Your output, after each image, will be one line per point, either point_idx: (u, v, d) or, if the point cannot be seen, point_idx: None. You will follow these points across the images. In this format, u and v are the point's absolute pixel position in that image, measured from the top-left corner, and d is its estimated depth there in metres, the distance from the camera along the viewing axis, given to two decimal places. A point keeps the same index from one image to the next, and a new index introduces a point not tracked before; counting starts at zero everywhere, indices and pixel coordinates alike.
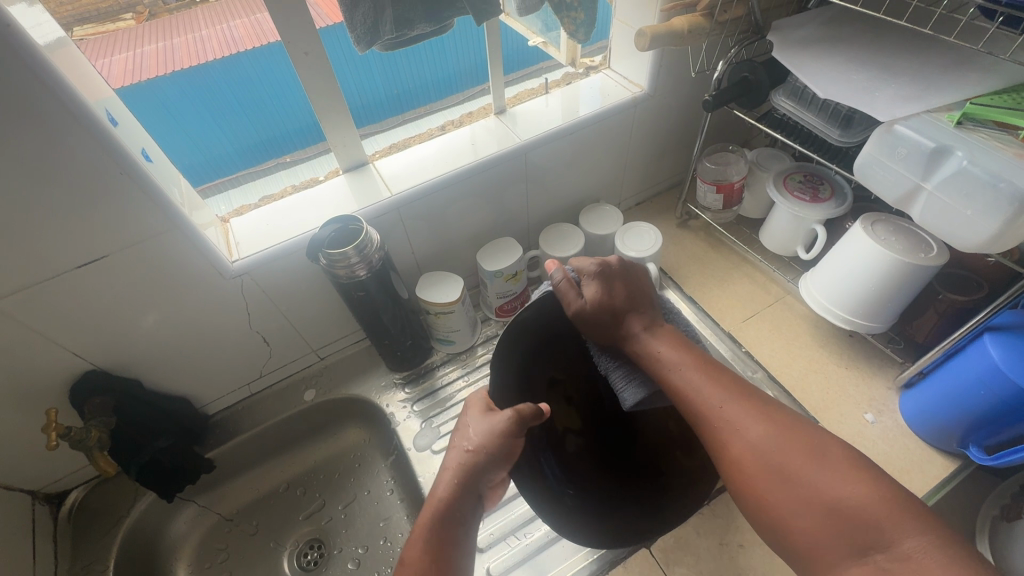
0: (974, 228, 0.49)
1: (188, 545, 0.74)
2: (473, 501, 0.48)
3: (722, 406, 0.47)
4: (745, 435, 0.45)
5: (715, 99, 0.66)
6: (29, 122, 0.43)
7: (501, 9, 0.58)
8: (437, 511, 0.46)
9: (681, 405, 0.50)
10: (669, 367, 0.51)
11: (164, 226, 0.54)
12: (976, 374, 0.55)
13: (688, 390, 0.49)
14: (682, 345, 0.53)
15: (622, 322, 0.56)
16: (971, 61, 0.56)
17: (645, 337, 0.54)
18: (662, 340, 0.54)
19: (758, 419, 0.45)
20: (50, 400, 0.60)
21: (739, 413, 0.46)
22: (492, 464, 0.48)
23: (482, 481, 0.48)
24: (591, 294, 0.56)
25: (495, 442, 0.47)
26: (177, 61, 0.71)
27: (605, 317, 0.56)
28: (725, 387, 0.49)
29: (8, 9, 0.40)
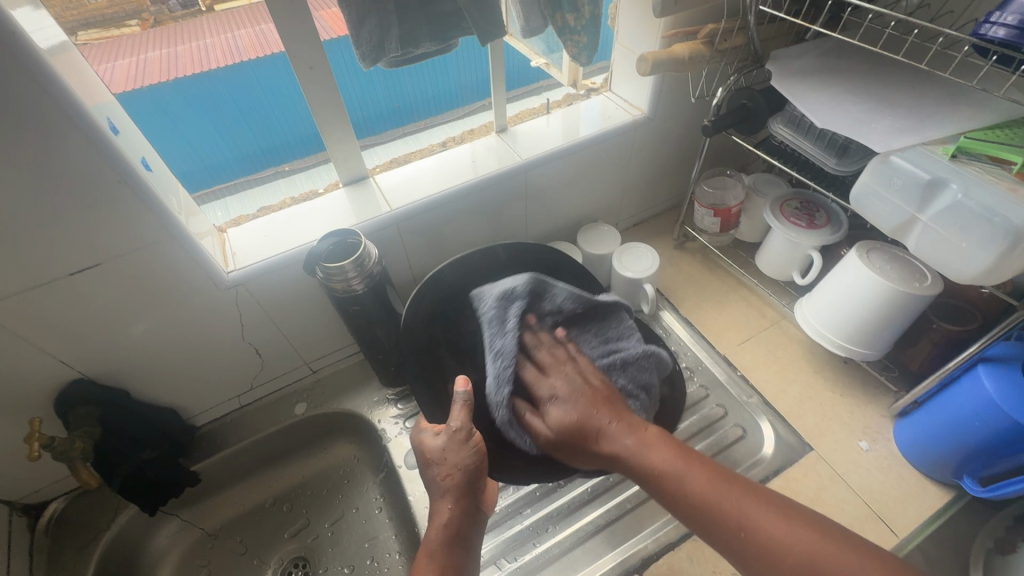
0: (969, 260, 0.50)
1: (169, 561, 0.72)
2: (471, 514, 0.48)
3: (747, 520, 0.41)
4: (784, 554, 0.39)
5: (714, 125, 0.67)
6: (21, 124, 0.42)
7: (504, 31, 0.59)
8: (444, 535, 0.46)
9: (701, 520, 0.43)
10: (671, 478, 0.44)
11: (160, 235, 0.54)
12: (972, 405, 0.55)
13: (705, 509, 0.42)
14: (685, 452, 0.46)
15: (604, 441, 0.48)
16: (966, 96, 0.57)
17: (634, 455, 0.46)
18: (658, 449, 0.46)
19: (792, 528, 0.40)
20: (34, 409, 0.59)
21: (758, 515, 0.41)
22: (473, 475, 0.49)
23: (474, 492, 0.49)
24: (557, 418, 0.50)
25: (470, 454, 0.49)
26: (181, 70, 0.72)
27: (572, 439, 0.49)
28: (744, 489, 0.42)
29: (13, 16, 0.39)
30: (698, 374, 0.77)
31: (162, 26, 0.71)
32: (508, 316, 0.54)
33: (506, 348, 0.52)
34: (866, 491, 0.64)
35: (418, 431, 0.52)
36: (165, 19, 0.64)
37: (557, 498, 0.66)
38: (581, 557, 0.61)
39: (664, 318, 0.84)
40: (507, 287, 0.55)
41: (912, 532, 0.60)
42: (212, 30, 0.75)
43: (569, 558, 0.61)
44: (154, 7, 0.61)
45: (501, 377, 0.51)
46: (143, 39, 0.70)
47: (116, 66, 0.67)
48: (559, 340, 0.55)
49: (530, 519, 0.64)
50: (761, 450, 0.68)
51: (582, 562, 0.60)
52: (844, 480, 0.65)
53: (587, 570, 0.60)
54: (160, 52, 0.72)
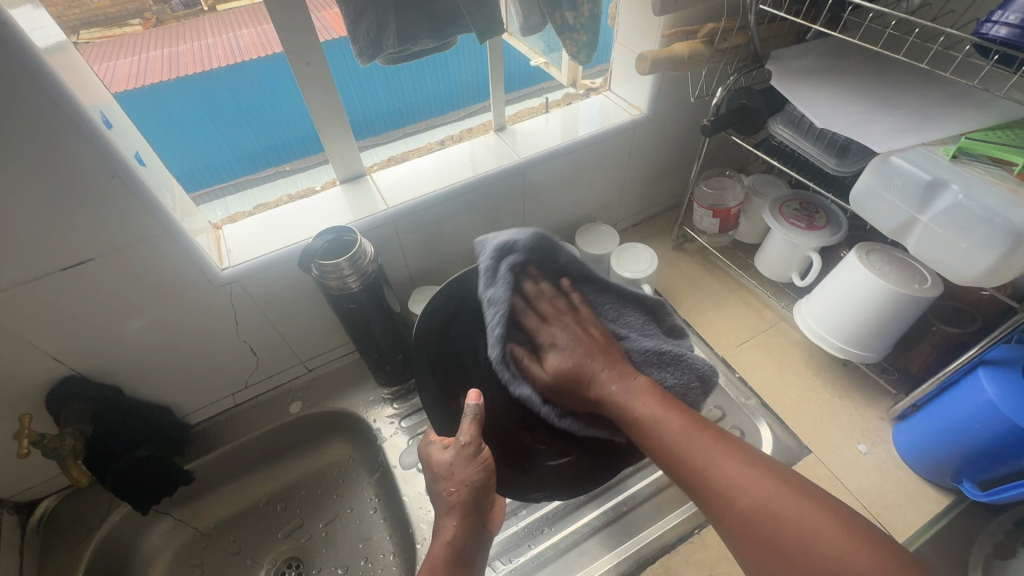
0: (969, 261, 0.49)
1: (161, 560, 0.71)
2: (476, 530, 0.47)
3: (709, 465, 0.43)
4: (739, 496, 0.41)
5: (714, 125, 0.66)
6: (14, 117, 0.42)
7: (503, 28, 0.59)
8: (447, 553, 0.45)
9: (667, 460, 0.45)
10: (648, 422, 0.47)
11: (155, 232, 0.53)
12: (971, 408, 0.55)
13: (671, 450, 0.45)
14: (666, 401, 0.48)
15: (593, 385, 0.51)
16: (967, 97, 0.57)
17: (617, 399, 0.50)
18: (641, 393, 0.49)
19: (755, 475, 0.41)
20: (25, 406, 0.59)
21: (724, 460, 0.43)
22: (479, 490, 0.48)
23: (479, 509, 0.48)
24: (554, 365, 0.53)
25: (477, 470, 0.48)
26: (183, 69, 0.70)
27: (567, 383, 0.53)
28: (715, 437, 0.44)
29: (6, 8, 0.39)
30: None
31: (164, 25, 0.68)
32: (501, 266, 0.53)
33: (501, 298, 0.52)
34: (865, 495, 0.63)
35: (428, 444, 0.52)
36: (167, 19, 0.65)
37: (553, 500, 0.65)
38: (576, 558, 0.60)
39: None
40: (506, 239, 0.53)
41: (911, 536, 0.59)
42: (215, 30, 0.72)
43: (564, 560, 0.60)
44: (155, 7, 0.61)
45: (499, 324, 0.52)
46: (145, 38, 0.67)
47: (116, 65, 0.65)
48: (562, 292, 0.57)
49: (526, 521, 0.64)
50: (758, 452, 0.68)
51: (578, 563, 0.60)
52: (842, 483, 0.64)
53: (582, 572, 0.59)
54: (161, 51, 0.69)
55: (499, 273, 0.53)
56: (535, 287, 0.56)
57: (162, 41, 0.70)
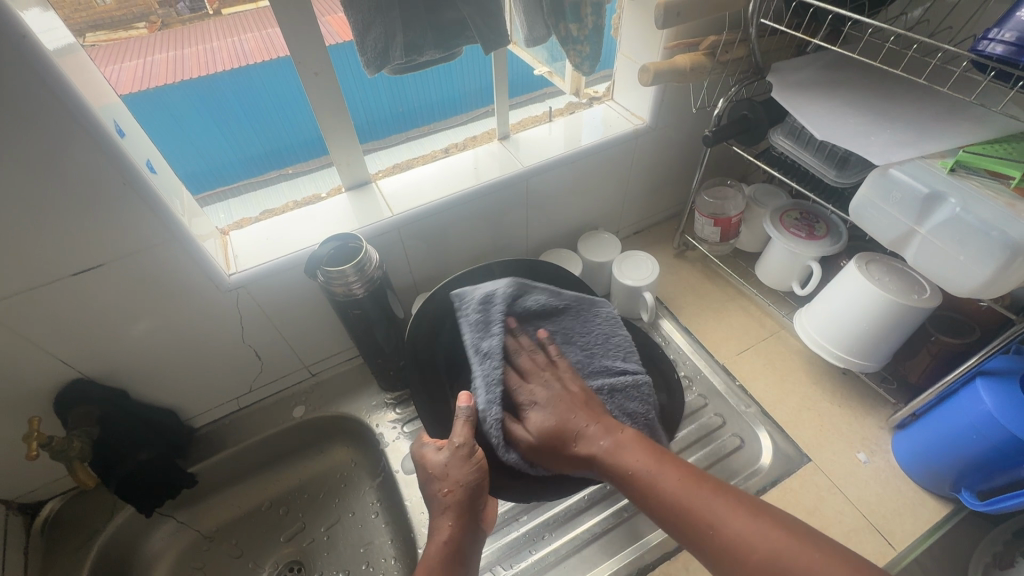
0: (967, 273, 0.50)
1: (164, 563, 0.72)
2: (471, 530, 0.48)
3: (714, 521, 0.41)
4: (753, 549, 0.39)
5: (715, 135, 0.67)
6: (28, 124, 0.42)
7: (507, 39, 0.60)
8: (442, 552, 0.46)
9: (670, 522, 0.43)
10: (645, 479, 0.45)
11: (164, 238, 0.54)
12: (969, 418, 0.55)
13: (675, 510, 0.43)
14: (659, 455, 0.47)
15: (579, 442, 0.49)
16: (966, 111, 0.58)
17: (608, 457, 0.47)
18: (630, 450, 0.47)
19: (760, 526, 0.40)
20: (34, 409, 0.59)
21: (728, 514, 0.41)
22: (474, 490, 0.49)
23: (474, 510, 0.49)
24: (536, 424, 0.50)
25: (472, 471, 0.49)
26: (188, 71, 0.72)
27: (551, 439, 0.49)
28: (713, 488, 0.43)
29: (23, 18, 0.40)
30: (696, 383, 0.77)
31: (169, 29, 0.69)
32: (492, 317, 0.54)
33: (495, 347, 0.52)
34: (864, 503, 0.63)
35: (423, 446, 0.52)
36: (172, 23, 0.64)
37: (554, 506, 0.66)
38: (577, 565, 0.61)
39: (664, 326, 0.84)
40: (488, 292, 0.55)
41: (910, 545, 0.60)
42: (221, 34, 0.76)
43: (565, 566, 0.61)
44: (162, 10, 0.61)
45: (489, 378, 0.51)
46: (152, 41, 0.68)
47: (122, 68, 0.65)
48: (540, 344, 0.55)
49: (527, 526, 0.64)
50: (758, 460, 0.68)
51: (578, 569, 0.60)
52: (841, 491, 0.64)
53: None
54: (167, 54, 0.71)
55: (484, 319, 0.54)
56: (514, 341, 0.55)
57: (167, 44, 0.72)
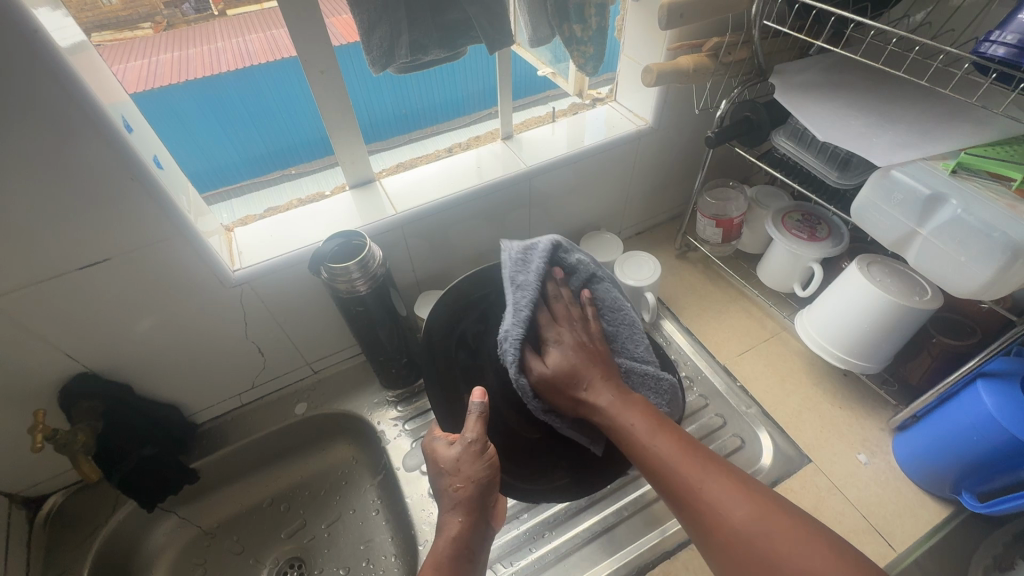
0: (968, 274, 0.50)
1: (165, 558, 0.72)
2: (480, 529, 0.48)
3: (703, 485, 0.43)
4: (732, 517, 0.41)
5: (717, 137, 0.67)
6: (38, 119, 0.43)
7: (512, 39, 0.60)
8: (451, 550, 0.45)
9: (660, 479, 0.45)
10: (641, 441, 0.47)
11: (170, 233, 0.54)
12: (969, 420, 0.55)
13: (667, 472, 0.45)
14: (660, 421, 0.48)
15: (590, 390, 0.51)
16: (967, 113, 0.58)
17: (612, 411, 0.50)
18: (636, 407, 0.49)
19: (743, 496, 0.42)
20: (39, 402, 0.60)
21: (719, 483, 0.43)
22: (485, 487, 0.49)
23: (484, 507, 0.49)
24: (555, 360, 0.53)
25: (483, 468, 0.49)
26: (192, 72, 0.72)
27: (563, 376, 0.52)
28: (706, 459, 0.45)
29: (35, 14, 0.40)
30: (698, 384, 0.77)
31: (173, 29, 0.68)
32: (532, 260, 0.57)
33: (530, 283, 0.55)
34: (864, 504, 0.63)
35: (433, 441, 0.52)
36: (179, 23, 0.65)
37: (554, 504, 0.66)
38: (577, 563, 0.61)
39: (665, 327, 0.85)
40: (530, 240, 0.58)
41: (911, 547, 0.60)
42: (224, 34, 0.75)
43: (565, 564, 0.61)
44: (167, 11, 0.61)
45: (518, 306, 0.54)
46: (156, 41, 0.67)
47: (128, 67, 0.64)
48: (578, 300, 0.59)
49: (527, 524, 0.64)
50: (759, 461, 0.68)
51: (578, 568, 0.60)
52: (841, 492, 0.65)
53: None
54: (171, 54, 0.70)
55: (526, 257, 0.57)
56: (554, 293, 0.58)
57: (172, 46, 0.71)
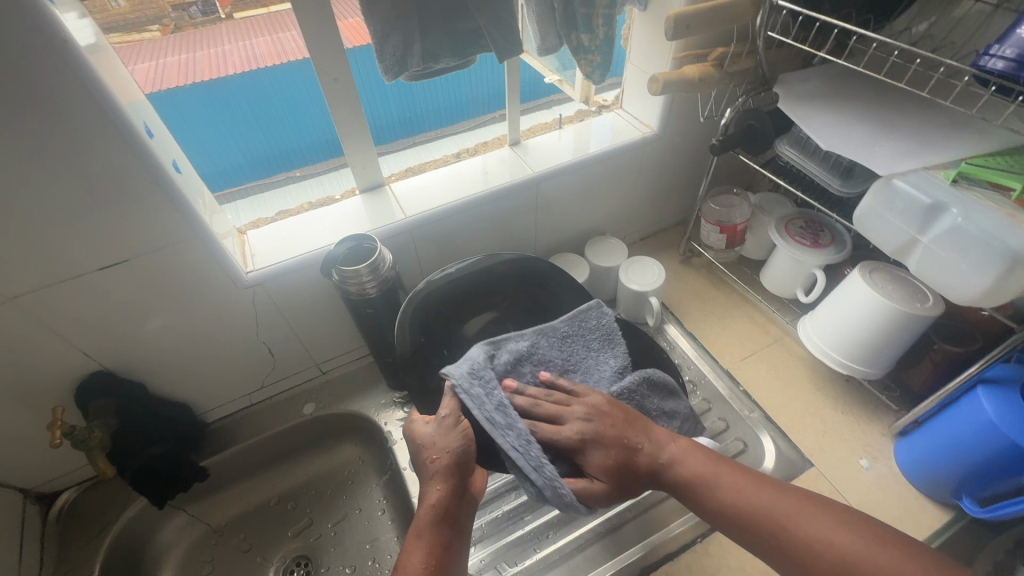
0: (969, 282, 0.51)
1: (174, 555, 0.73)
2: (462, 496, 0.48)
3: (780, 515, 0.44)
4: (816, 540, 0.43)
5: (721, 145, 0.69)
6: (65, 124, 0.44)
7: (521, 48, 0.62)
8: (432, 516, 0.45)
9: (742, 522, 0.46)
10: (709, 486, 0.47)
11: (187, 235, 0.56)
12: (971, 425, 0.56)
13: (746, 511, 0.46)
14: (715, 459, 0.50)
15: (640, 458, 0.50)
16: (968, 124, 0.59)
17: (673, 463, 0.49)
18: (690, 451, 0.50)
19: (818, 517, 0.44)
20: (56, 399, 0.61)
21: (791, 509, 0.45)
22: (462, 456, 0.49)
23: (462, 476, 0.49)
24: (599, 464, 0.49)
25: (457, 439, 0.49)
26: (199, 74, 0.70)
27: (607, 454, 0.49)
28: (776, 489, 0.46)
29: (65, 22, 0.42)
30: (701, 388, 0.78)
31: (181, 32, 0.72)
32: (489, 382, 0.52)
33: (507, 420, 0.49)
34: (866, 509, 0.64)
35: (412, 422, 0.53)
36: (185, 26, 0.68)
37: (559, 505, 0.67)
38: (581, 564, 0.62)
39: (669, 331, 0.85)
40: (471, 363, 0.54)
41: None
42: (232, 37, 0.77)
43: (569, 565, 0.62)
44: (175, 13, 0.63)
45: (520, 446, 0.48)
46: (163, 44, 0.71)
47: (135, 67, 0.64)
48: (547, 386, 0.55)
49: (531, 525, 0.65)
50: (762, 464, 0.69)
51: (582, 568, 0.61)
52: (843, 497, 0.65)
53: None
54: (178, 57, 0.72)
55: (482, 379, 0.52)
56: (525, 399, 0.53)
57: (180, 47, 0.73)
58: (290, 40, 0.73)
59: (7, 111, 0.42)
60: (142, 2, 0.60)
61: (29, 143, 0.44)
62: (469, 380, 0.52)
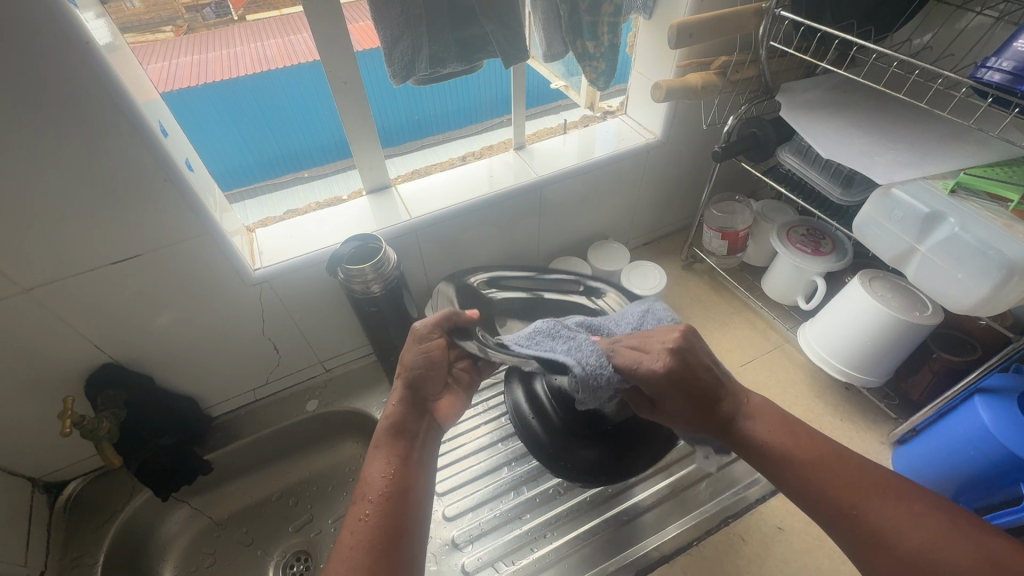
0: (966, 291, 0.51)
1: (177, 547, 0.74)
2: (416, 411, 0.51)
3: (847, 489, 0.42)
4: (886, 518, 0.40)
5: (724, 152, 0.69)
6: (84, 122, 0.46)
7: (527, 54, 0.63)
8: (388, 426, 0.48)
9: (806, 490, 0.44)
10: (781, 451, 0.46)
11: (197, 232, 0.57)
12: (969, 433, 0.56)
13: (813, 480, 0.44)
14: (787, 423, 0.47)
15: (715, 409, 0.48)
16: (968, 134, 0.59)
17: (745, 422, 0.48)
18: (762, 418, 0.48)
19: (888, 495, 0.42)
20: (66, 390, 0.63)
21: (858, 482, 0.43)
22: (421, 374, 0.52)
23: (422, 394, 0.52)
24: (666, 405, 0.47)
25: (417, 356, 0.52)
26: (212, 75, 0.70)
27: (684, 391, 0.46)
28: (845, 461, 0.44)
29: (85, 24, 0.43)
30: None
31: (194, 32, 0.72)
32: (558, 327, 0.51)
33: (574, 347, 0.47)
34: None
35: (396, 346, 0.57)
36: (198, 27, 0.69)
37: (556, 505, 0.67)
38: (577, 564, 0.62)
39: None
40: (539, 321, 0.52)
41: None
42: (244, 38, 0.76)
43: (566, 565, 0.62)
44: (188, 14, 0.65)
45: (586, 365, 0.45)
46: (174, 44, 0.71)
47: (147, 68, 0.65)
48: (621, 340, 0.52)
49: (529, 525, 0.66)
50: None
51: (578, 568, 0.62)
52: None
53: None
54: (190, 58, 0.73)
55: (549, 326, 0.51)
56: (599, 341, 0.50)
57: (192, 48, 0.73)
58: (303, 42, 0.74)
59: (29, 109, 0.43)
60: (157, 4, 0.61)
61: (49, 138, 0.45)
62: (530, 335, 0.50)
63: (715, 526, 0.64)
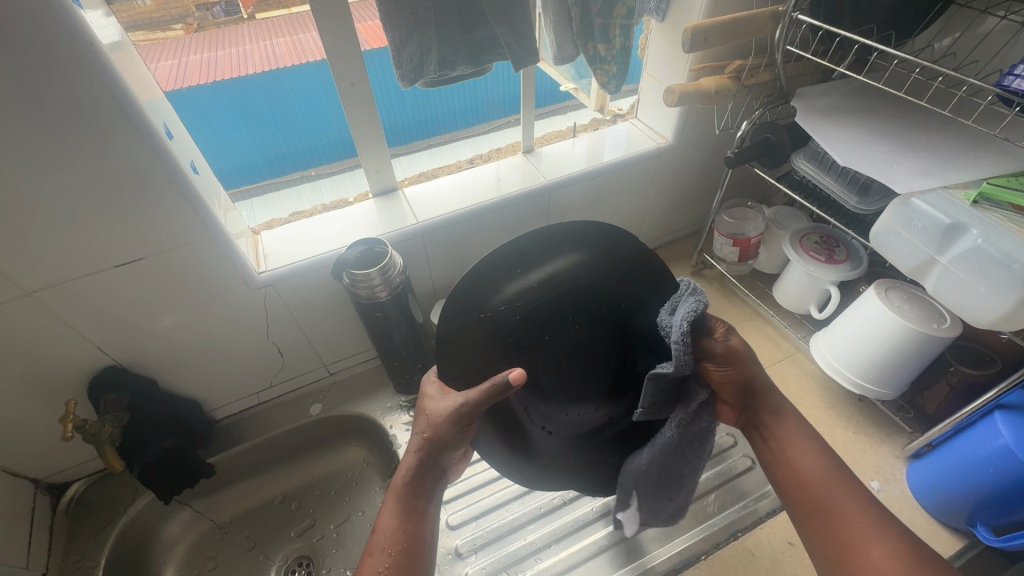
0: (987, 304, 0.50)
1: (178, 549, 0.74)
2: (436, 469, 0.50)
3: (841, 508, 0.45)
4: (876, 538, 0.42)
5: (738, 157, 0.67)
6: (87, 123, 0.45)
7: (537, 56, 0.62)
8: (407, 480, 0.49)
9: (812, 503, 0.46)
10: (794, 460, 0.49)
11: (201, 235, 0.57)
12: (987, 450, 0.54)
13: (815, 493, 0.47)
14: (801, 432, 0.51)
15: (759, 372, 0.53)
16: (991, 143, 0.58)
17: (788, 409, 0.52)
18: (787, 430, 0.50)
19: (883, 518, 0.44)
20: (69, 392, 0.62)
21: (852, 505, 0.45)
22: (450, 440, 0.49)
23: (445, 455, 0.50)
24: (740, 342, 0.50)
25: (448, 430, 0.48)
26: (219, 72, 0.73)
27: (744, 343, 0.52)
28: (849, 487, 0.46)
29: (90, 24, 0.43)
30: None
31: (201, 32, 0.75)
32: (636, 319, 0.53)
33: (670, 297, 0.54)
34: None
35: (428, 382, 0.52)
36: (207, 26, 0.70)
37: (562, 516, 0.66)
38: None
39: None
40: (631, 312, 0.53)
41: None
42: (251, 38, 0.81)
43: None
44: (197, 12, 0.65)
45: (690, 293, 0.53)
46: (185, 44, 0.76)
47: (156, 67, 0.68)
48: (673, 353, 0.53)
49: (534, 535, 0.65)
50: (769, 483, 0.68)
51: None
52: None
53: None
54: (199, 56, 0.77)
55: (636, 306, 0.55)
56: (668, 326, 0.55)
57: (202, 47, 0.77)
58: (310, 41, 0.76)
59: (33, 110, 0.43)
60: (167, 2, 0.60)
61: (51, 140, 0.45)
62: None
63: (724, 539, 0.63)
